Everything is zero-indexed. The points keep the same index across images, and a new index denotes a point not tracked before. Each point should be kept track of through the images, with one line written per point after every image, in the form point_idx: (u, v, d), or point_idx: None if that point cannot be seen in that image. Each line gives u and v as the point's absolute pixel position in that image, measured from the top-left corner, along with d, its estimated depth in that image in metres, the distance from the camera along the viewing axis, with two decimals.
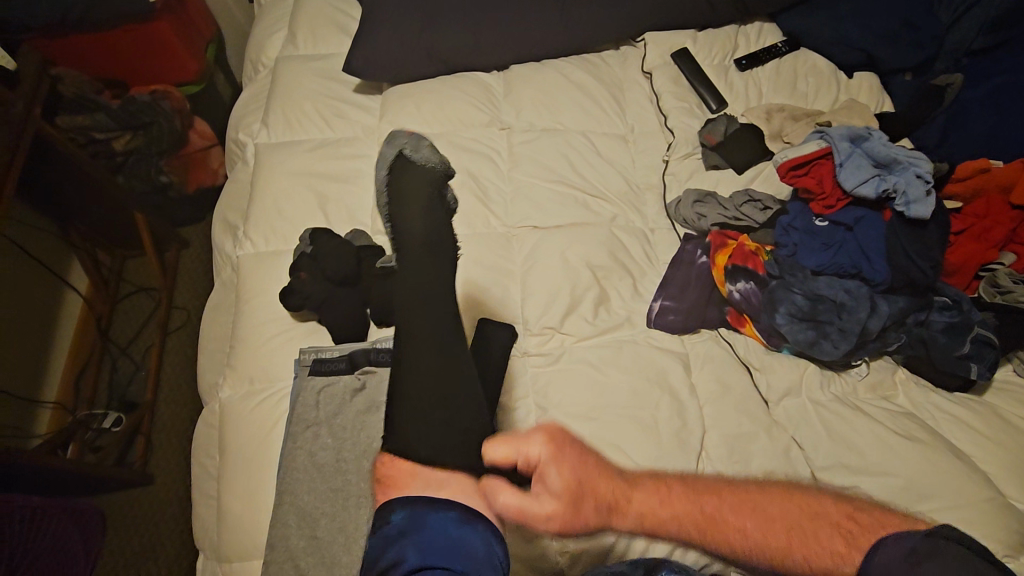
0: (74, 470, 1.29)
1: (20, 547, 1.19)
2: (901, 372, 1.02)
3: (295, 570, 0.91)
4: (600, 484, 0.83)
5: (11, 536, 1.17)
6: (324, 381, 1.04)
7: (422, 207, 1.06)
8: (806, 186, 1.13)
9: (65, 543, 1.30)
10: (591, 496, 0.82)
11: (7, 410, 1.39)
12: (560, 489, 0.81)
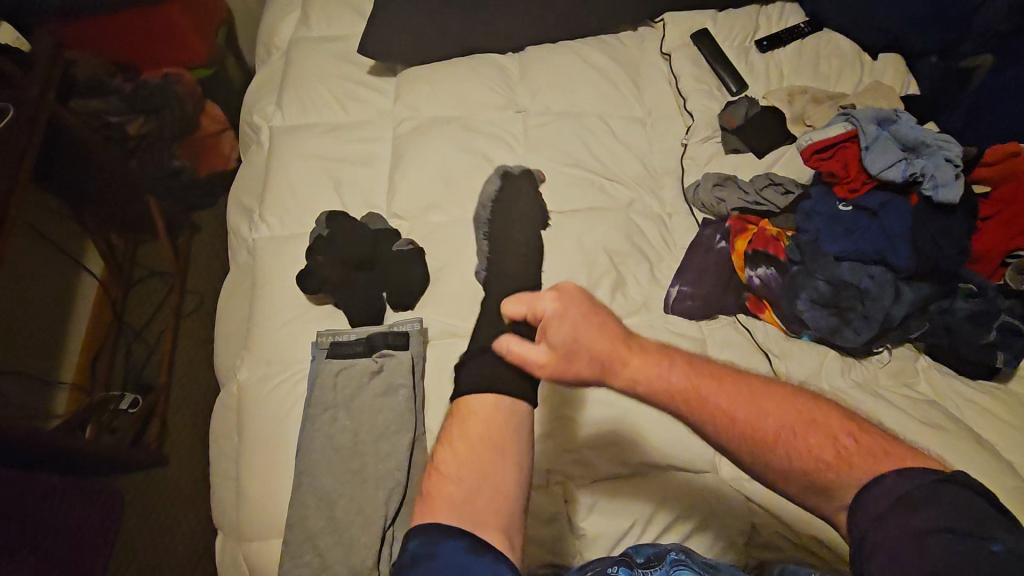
0: (91, 450, 1.31)
1: (40, 522, 1.24)
2: (923, 360, 1.01)
3: (314, 550, 0.93)
4: (601, 349, 0.77)
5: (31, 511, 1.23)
6: (342, 364, 1.05)
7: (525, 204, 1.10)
8: (830, 169, 1.11)
9: (85, 521, 1.34)
10: (588, 360, 0.77)
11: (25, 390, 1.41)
12: (560, 348, 0.78)
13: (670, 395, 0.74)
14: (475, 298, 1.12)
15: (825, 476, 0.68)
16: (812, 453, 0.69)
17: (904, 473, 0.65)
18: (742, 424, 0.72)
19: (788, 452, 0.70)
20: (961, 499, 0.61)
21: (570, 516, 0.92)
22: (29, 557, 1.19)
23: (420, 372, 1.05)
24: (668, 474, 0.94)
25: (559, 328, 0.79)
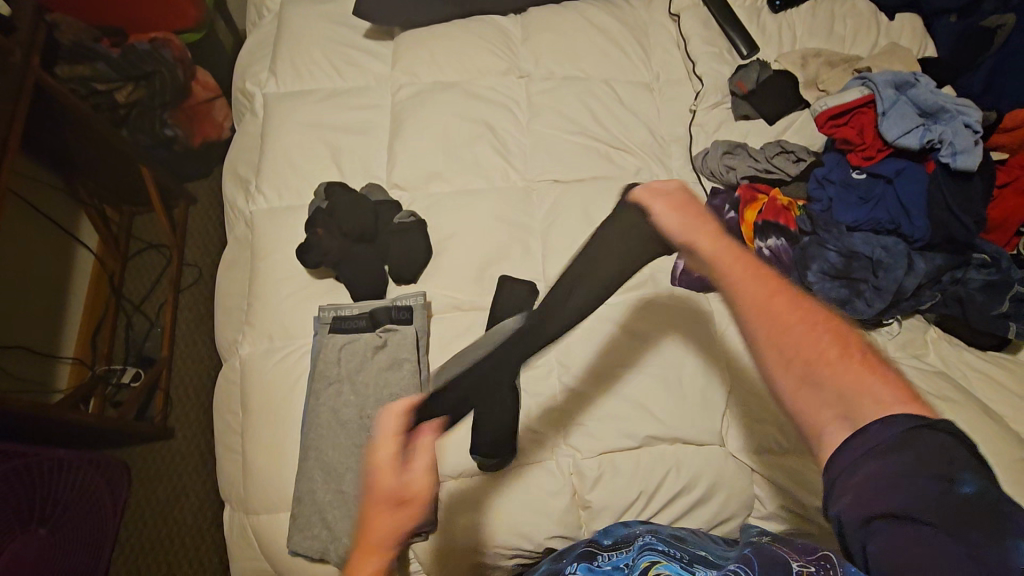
0: (97, 424, 1.32)
1: (56, 494, 1.26)
2: (932, 331, 1.00)
3: (323, 522, 0.94)
4: (698, 209, 0.78)
5: (50, 486, 1.25)
6: (346, 338, 1.04)
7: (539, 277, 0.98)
8: (845, 136, 1.08)
9: (94, 492, 1.36)
10: (687, 215, 0.77)
11: (29, 365, 1.41)
12: (670, 198, 0.79)
13: (723, 261, 0.72)
14: (479, 271, 1.10)
15: (816, 369, 0.64)
16: (815, 350, 0.65)
17: (893, 418, 0.59)
18: (773, 309, 0.68)
19: (791, 342, 0.66)
20: (938, 444, 0.57)
21: (575, 489, 0.93)
22: (40, 528, 1.21)
23: (425, 346, 1.04)
24: (675, 448, 0.94)
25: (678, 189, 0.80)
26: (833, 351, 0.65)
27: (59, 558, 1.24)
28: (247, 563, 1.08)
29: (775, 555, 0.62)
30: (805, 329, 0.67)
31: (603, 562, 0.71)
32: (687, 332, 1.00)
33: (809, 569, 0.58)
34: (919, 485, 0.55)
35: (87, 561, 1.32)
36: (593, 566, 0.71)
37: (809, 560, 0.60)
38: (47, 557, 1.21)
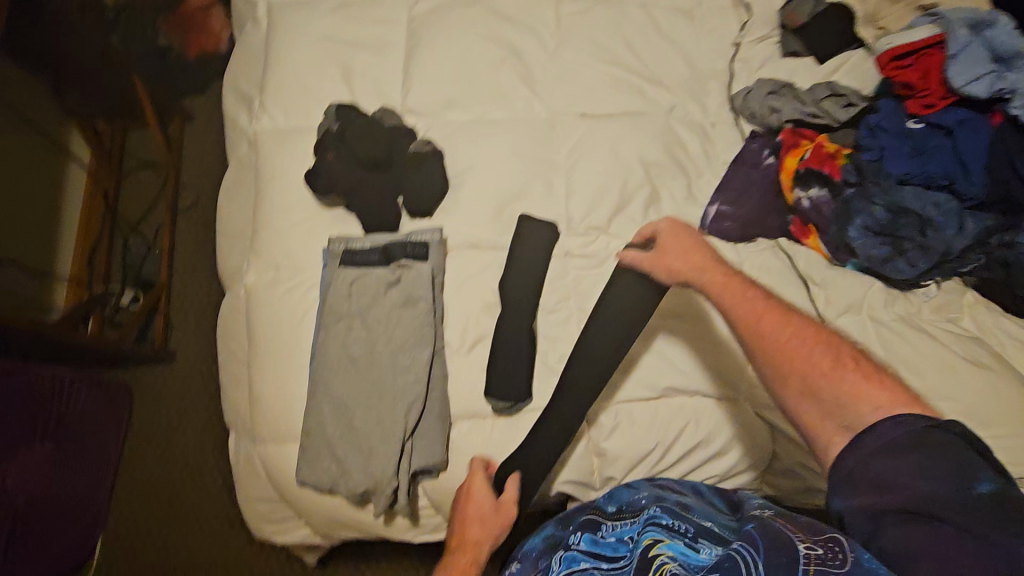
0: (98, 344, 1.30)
1: (56, 413, 1.25)
2: (970, 295, 0.96)
3: (333, 457, 0.93)
4: (676, 261, 0.85)
5: (49, 404, 1.24)
6: (357, 273, 0.99)
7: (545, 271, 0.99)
8: (906, 80, 1.00)
9: (95, 413, 1.35)
10: (665, 269, 0.86)
11: (24, 282, 1.35)
12: (654, 254, 0.88)
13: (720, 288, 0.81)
14: (499, 208, 1.04)
15: (815, 380, 0.72)
16: (808, 361, 0.73)
17: (902, 418, 0.66)
18: (769, 328, 0.76)
19: (788, 356, 0.74)
20: (946, 444, 0.62)
21: (589, 436, 0.92)
22: (44, 444, 1.22)
23: (440, 284, 0.99)
24: (694, 401, 0.92)
25: (666, 237, 0.87)
26: (826, 361, 0.73)
27: (60, 475, 1.24)
28: (256, 488, 1.10)
29: (781, 534, 0.65)
30: (798, 343, 0.75)
31: (607, 534, 0.75)
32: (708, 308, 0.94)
33: (816, 552, 0.61)
34: (929, 483, 0.61)
35: (88, 481, 1.32)
36: (597, 540, 0.74)
37: (814, 539, 0.63)
38: (48, 475, 1.21)
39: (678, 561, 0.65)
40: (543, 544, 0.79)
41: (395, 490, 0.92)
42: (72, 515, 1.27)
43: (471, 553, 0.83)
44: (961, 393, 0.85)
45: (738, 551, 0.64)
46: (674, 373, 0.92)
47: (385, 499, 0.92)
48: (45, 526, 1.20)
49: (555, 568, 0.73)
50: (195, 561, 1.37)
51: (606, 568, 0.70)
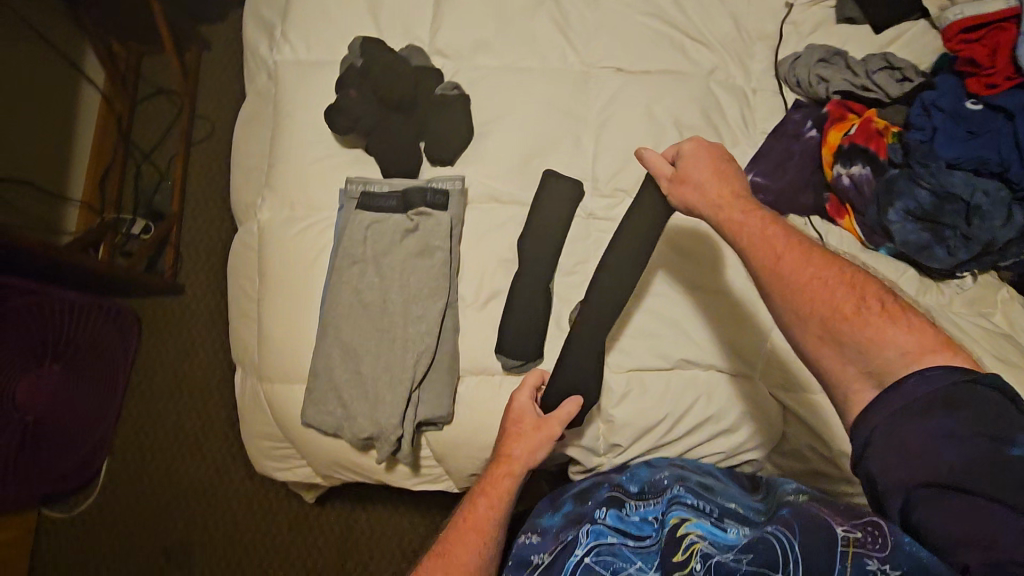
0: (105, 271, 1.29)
1: (65, 335, 1.27)
2: (1004, 291, 0.93)
3: (339, 400, 0.93)
4: (695, 194, 0.79)
5: (58, 325, 1.26)
6: (373, 217, 0.96)
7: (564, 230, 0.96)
8: (972, 57, 0.94)
9: (103, 338, 1.37)
10: (682, 202, 0.80)
11: (37, 203, 1.35)
12: (671, 177, 0.81)
13: (736, 228, 0.76)
14: (523, 161, 1.00)
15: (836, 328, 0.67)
16: (828, 303, 0.69)
17: (932, 371, 0.62)
18: (788, 270, 0.71)
19: (805, 299, 0.69)
20: (979, 400, 0.59)
21: (599, 402, 0.91)
22: (54, 365, 1.25)
23: (458, 236, 0.97)
24: (707, 375, 0.90)
25: (687, 164, 0.80)
26: (848, 304, 0.68)
27: (70, 395, 1.28)
28: (260, 425, 1.11)
29: (817, 518, 0.68)
30: (819, 284, 0.70)
31: (631, 514, 0.81)
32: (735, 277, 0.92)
33: (855, 535, 0.64)
34: (960, 449, 0.58)
35: (98, 402, 1.36)
36: (623, 517, 0.80)
37: (852, 523, 0.66)
38: (57, 395, 1.25)
39: (707, 538, 0.71)
40: (565, 518, 0.84)
41: (400, 440, 0.92)
42: (81, 433, 1.32)
43: (512, 471, 0.83)
44: None
45: (772, 534, 0.68)
46: (691, 343, 0.90)
47: (388, 448, 0.91)
48: (54, 441, 1.26)
49: (583, 540, 0.78)
50: (193, 492, 1.40)
51: (632, 546, 0.77)
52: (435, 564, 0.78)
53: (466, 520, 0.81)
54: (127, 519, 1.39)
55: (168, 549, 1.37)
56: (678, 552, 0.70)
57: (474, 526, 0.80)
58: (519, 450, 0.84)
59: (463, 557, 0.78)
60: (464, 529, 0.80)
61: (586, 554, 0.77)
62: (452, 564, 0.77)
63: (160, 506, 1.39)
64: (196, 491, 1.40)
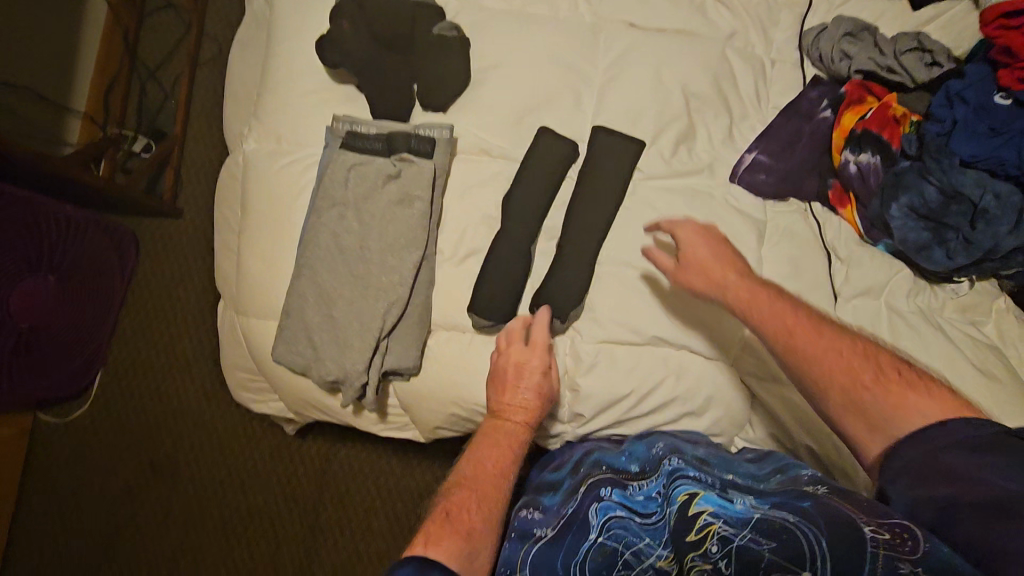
0: (105, 189, 1.27)
1: (59, 245, 1.27)
2: (1002, 301, 0.88)
3: (309, 340, 0.93)
4: (700, 278, 0.81)
5: (50, 235, 1.25)
6: (356, 159, 0.93)
7: (550, 191, 0.92)
8: (1008, 46, 0.86)
9: (103, 255, 1.37)
10: (689, 286, 0.82)
11: (40, 110, 1.33)
12: (673, 265, 0.84)
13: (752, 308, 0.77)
14: (519, 115, 0.95)
15: (863, 400, 0.68)
16: (849, 377, 0.70)
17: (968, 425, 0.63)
18: (810, 348, 0.72)
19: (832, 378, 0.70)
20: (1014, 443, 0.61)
21: (568, 369, 0.90)
22: (50, 275, 1.26)
23: (441, 187, 0.93)
24: (680, 353, 0.89)
25: (688, 249, 0.83)
26: (868, 374, 0.69)
27: (65, 305, 1.30)
28: (235, 355, 1.12)
29: (841, 514, 0.65)
30: (837, 357, 0.71)
31: (636, 491, 0.79)
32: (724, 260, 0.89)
33: (883, 535, 0.61)
34: (1002, 473, 0.59)
35: (94, 316, 1.37)
36: (629, 496, 0.78)
37: (878, 522, 0.63)
38: (52, 302, 1.27)
39: (721, 513, 0.70)
40: (563, 496, 0.82)
41: (364, 388, 0.91)
42: (74, 345, 1.34)
43: (526, 420, 0.84)
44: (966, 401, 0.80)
45: (793, 523, 0.66)
46: (667, 320, 0.88)
47: (352, 395, 0.91)
48: (46, 349, 1.28)
49: (593, 521, 0.76)
50: (180, 415, 1.41)
51: (640, 522, 0.75)
52: (469, 499, 0.74)
53: (488, 462, 0.79)
54: (118, 433, 1.41)
55: (155, 465, 1.40)
56: (692, 531, 0.69)
57: (498, 467, 0.79)
58: (531, 405, 0.84)
59: (493, 494, 0.76)
60: (487, 470, 0.78)
61: (598, 535, 0.75)
62: (483, 501, 0.75)
63: (143, 424, 1.41)
64: (181, 416, 1.41)
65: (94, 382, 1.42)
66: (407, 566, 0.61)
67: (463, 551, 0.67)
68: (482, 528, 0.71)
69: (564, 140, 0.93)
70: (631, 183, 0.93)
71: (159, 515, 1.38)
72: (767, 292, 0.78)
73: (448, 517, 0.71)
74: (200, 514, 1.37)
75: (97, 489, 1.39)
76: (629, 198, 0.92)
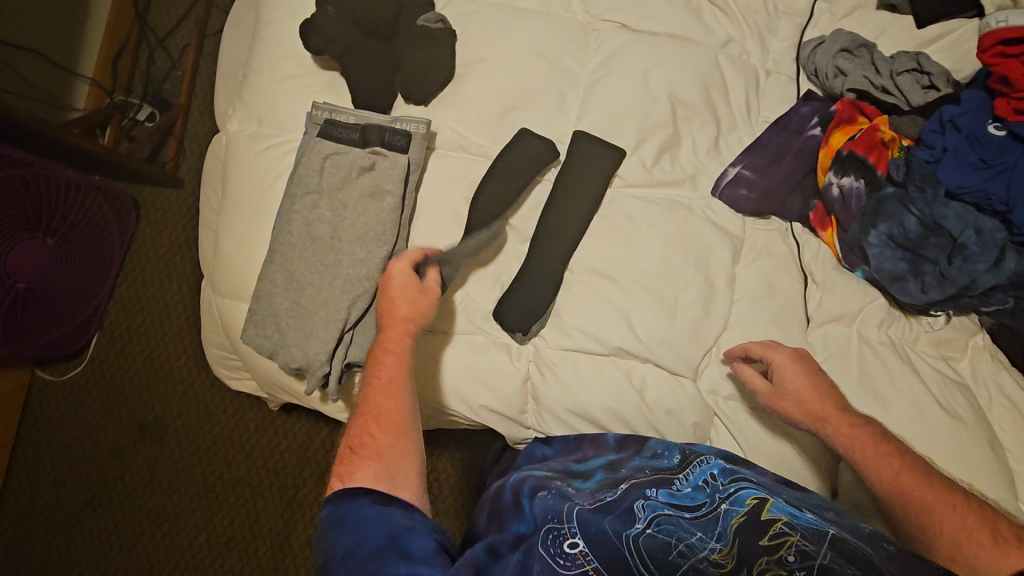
0: (107, 155, 1.27)
1: (61, 208, 1.25)
2: (980, 338, 0.85)
3: (275, 327, 0.92)
4: (795, 409, 0.78)
5: (48, 195, 1.22)
6: (333, 148, 0.92)
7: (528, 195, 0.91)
8: (1003, 74, 0.83)
9: (105, 224, 1.36)
10: (782, 414, 0.79)
11: (46, 73, 1.33)
12: (766, 391, 0.81)
13: (857, 445, 0.74)
14: (501, 113, 0.94)
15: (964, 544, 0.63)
16: (956, 522, 0.64)
17: None
18: (909, 492, 0.68)
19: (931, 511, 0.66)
20: None
21: (530, 377, 0.89)
22: (47, 238, 1.24)
23: (415, 183, 0.92)
24: (642, 366, 0.87)
25: (785, 379, 0.79)
26: (983, 530, 0.63)
27: (61, 269, 1.28)
28: (211, 333, 1.13)
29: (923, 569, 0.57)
30: (943, 505, 0.66)
31: (683, 486, 0.74)
32: (698, 277, 0.87)
33: None
34: None
35: (94, 278, 1.36)
36: (675, 492, 0.72)
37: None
38: (49, 266, 1.25)
39: (796, 525, 0.65)
40: (598, 484, 0.76)
41: (327, 376, 0.90)
42: (72, 305, 1.33)
43: (405, 320, 0.79)
44: (924, 439, 0.78)
45: (877, 558, 0.59)
46: (631, 332, 0.86)
47: (315, 382, 0.90)
48: (40, 308, 1.26)
49: (639, 514, 0.69)
50: (174, 380, 1.42)
51: (690, 518, 0.69)
52: (369, 423, 0.72)
53: (378, 377, 0.75)
54: (113, 394, 1.42)
55: (144, 426, 1.41)
56: (766, 537, 0.62)
57: (388, 377, 0.75)
58: (411, 302, 0.79)
59: (391, 405, 0.73)
60: (379, 385, 0.75)
61: (646, 526, 0.67)
62: (386, 417, 0.72)
63: (130, 389, 1.42)
64: (170, 380, 1.42)
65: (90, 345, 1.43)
66: (364, 499, 0.65)
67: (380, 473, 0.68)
68: (391, 443, 0.70)
69: (544, 146, 0.91)
70: (609, 190, 0.91)
71: (145, 477, 1.39)
72: (874, 429, 0.75)
73: (357, 452, 0.69)
74: (186, 481, 1.38)
75: (86, 445, 1.41)
76: (607, 205, 0.91)
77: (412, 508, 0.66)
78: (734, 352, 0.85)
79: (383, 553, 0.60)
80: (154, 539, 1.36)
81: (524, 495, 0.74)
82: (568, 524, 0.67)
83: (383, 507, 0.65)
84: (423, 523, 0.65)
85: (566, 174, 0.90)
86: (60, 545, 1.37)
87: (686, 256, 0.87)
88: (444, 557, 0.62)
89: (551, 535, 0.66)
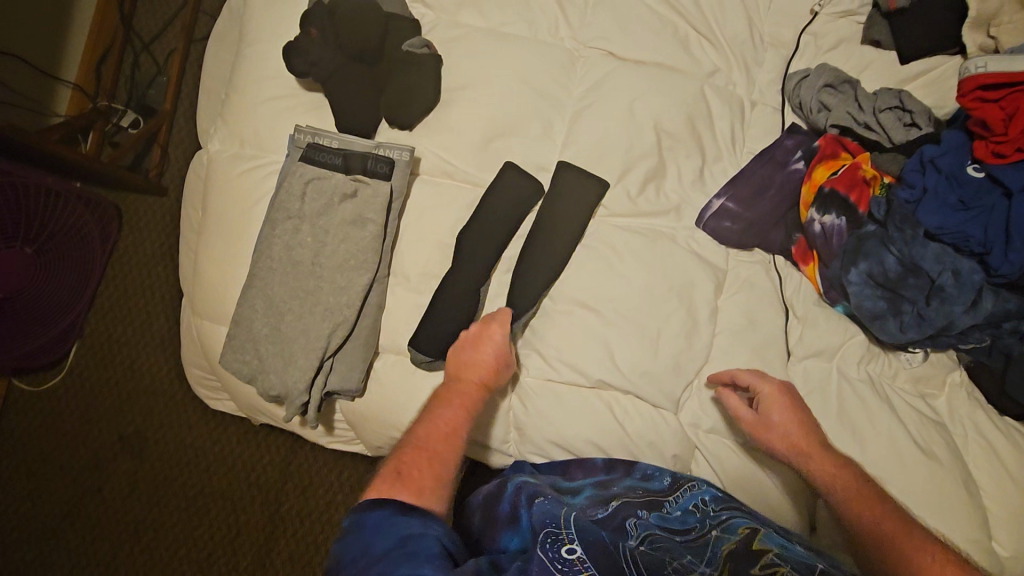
0: (85, 164, 1.24)
1: (34, 214, 1.22)
2: (955, 374, 0.86)
3: (255, 352, 0.91)
4: (779, 440, 0.79)
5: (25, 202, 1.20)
6: (314, 172, 0.91)
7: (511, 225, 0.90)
8: (983, 118, 0.84)
9: (88, 231, 1.34)
10: (766, 445, 0.80)
11: (26, 79, 1.30)
12: (749, 419, 0.81)
13: (834, 479, 0.75)
14: (486, 139, 0.93)
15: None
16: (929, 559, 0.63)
17: None
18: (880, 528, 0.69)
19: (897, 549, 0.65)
20: None
21: (512, 407, 0.89)
22: (26, 248, 1.22)
23: (398, 209, 0.91)
24: (624, 399, 0.87)
25: (767, 411, 0.80)
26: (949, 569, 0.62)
27: (40, 279, 1.25)
28: (190, 354, 1.12)
29: None
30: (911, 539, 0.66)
31: (673, 510, 0.76)
32: (680, 307, 0.87)
33: None
34: None
35: (76, 287, 1.34)
36: (666, 515, 0.74)
37: None
38: (29, 274, 1.23)
39: (786, 556, 0.64)
40: (589, 500, 0.77)
41: (306, 405, 0.89)
42: (49, 316, 1.30)
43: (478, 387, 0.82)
44: (900, 477, 0.79)
45: None
46: (613, 364, 0.86)
47: (294, 410, 0.89)
48: (22, 315, 1.25)
49: (632, 531, 0.69)
50: (153, 392, 1.39)
51: (682, 539, 0.69)
52: (419, 457, 0.72)
53: (440, 426, 0.76)
54: (91, 406, 1.40)
55: (123, 437, 1.38)
56: (758, 566, 0.62)
57: (451, 428, 0.77)
58: (488, 370, 0.82)
59: (444, 449, 0.74)
60: (441, 434, 0.76)
61: (639, 542, 0.67)
62: (437, 460, 0.72)
63: (111, 402, 1.39)
64: (150, 393, 1.39)
65: (68, 355, 1.40)
66: (384, 509, 0.64)
67: (411, 496, 0.67)
68: (433, 483, 0.69)
69: (520, 175, 0.91)
70: (592, 220, 0.91)
71: (125, 491, 1.36)
72: (854, 470, 0.76)
73: (398, 475, 0.69)
74: (168, 492, 1.36)
75: (64, 458, 1.38)
76: (590, 235, 0.90)
77: (429, 515, 0.64)
78: (724, 378, 0.85)
79: (390, 556, 0.58)
80: (133, 554, 1.34)
81: (523, 504, 0.73)
82: (566, 531, 0.65)
83: (402, 516, 0.63)
84: (439, 530, 0.62)
85: (549, 203, 0.90)
86: (36, 558, 1.34)
87: (669, 289, 0.87)
88: (448, 561, 0.59)
89: (549, 539, 0.64)
